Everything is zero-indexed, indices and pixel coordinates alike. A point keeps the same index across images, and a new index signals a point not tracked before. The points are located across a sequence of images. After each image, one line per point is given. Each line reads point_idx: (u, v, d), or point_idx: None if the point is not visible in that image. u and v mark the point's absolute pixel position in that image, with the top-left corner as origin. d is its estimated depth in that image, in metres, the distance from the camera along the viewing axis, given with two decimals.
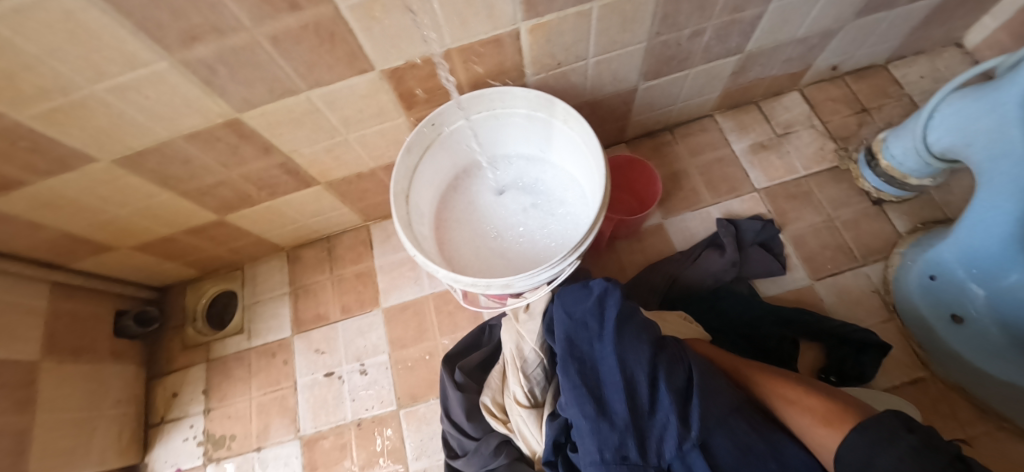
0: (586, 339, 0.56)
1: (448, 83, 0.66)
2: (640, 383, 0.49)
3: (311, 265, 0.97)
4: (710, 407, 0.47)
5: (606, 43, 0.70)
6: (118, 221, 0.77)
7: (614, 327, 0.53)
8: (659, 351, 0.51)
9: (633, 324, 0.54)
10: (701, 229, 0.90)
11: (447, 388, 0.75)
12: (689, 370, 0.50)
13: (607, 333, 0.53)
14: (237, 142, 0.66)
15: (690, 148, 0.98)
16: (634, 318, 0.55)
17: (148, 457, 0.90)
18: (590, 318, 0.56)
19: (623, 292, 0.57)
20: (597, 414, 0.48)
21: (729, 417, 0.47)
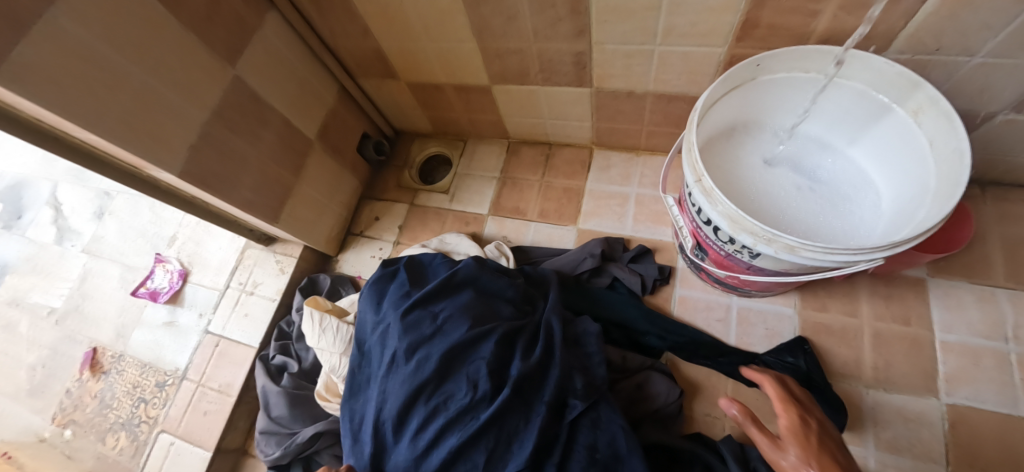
0: (414, 357, 0.61)
1: (803, 26, 0.60)
2: (457, 423, 0.56)
3: (526, 163, 1.02)
4: (506, 426, 0.56)
5: (1015, 44, 0.57)
6: (415, 54, 0.86)
7: (450, 345, 0.60)
8: (480, 367, 0.59)
9: (464, 341, 0.61)
10: (975, 306, 0.74)
11: (272, 394, 0.81)
12: (488, 429, 0.55)
13: (441, 347, 0.60)
14: (564, 15, 0.68)
15: (999, 214, 0.79)
16: (464, 335, 0.61)
17: (340, 256, 1.05)
18: (426, 332, 0.62)
19: (463, 313, 0.64)
20: (422, 431, 0.56)
21: (511, 429, 0.56)
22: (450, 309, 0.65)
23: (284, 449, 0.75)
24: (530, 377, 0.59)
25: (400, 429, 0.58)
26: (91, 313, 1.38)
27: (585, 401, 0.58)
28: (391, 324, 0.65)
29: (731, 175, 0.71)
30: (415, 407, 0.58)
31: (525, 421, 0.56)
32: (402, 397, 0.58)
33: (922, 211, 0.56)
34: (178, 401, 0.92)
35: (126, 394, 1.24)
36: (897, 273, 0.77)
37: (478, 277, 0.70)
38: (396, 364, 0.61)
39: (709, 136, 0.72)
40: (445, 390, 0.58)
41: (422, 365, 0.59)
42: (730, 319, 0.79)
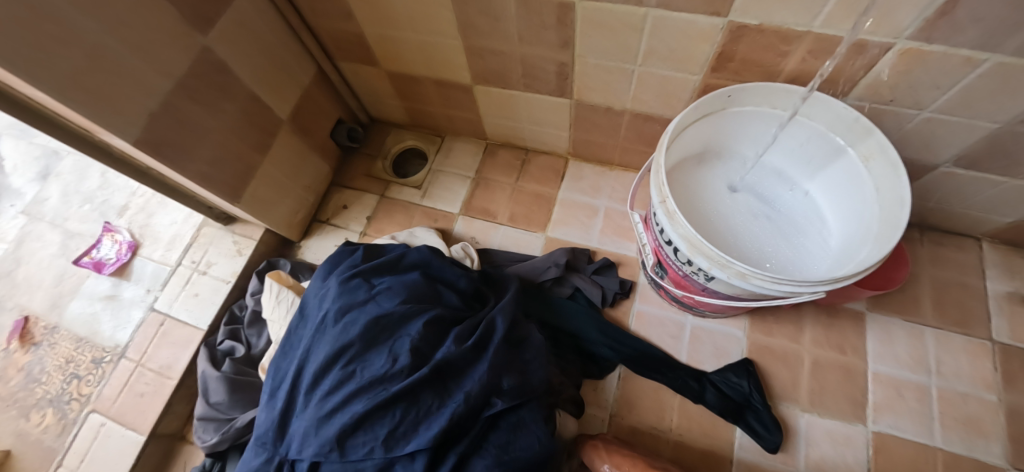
0: (346, 322, 0.59)
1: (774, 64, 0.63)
2: (366, 387, 0.53)
3: (502, 166, 1.02)
4: (415, 409, 0.53)
5: (958, 104, 0.61)
6: (398, 46, 0.84)
7: (382, 318, 0.58)
8: (406, 348, 0.57)
9: (398, 316, 0.59)
10: (905, 341, 0.79)
11: (212, 378, 0.78)
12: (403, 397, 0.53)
13: (373, 313, 0.59)
14: (550, 25, 0.69)
15: (932, 258, 0.86)
16: (399, 309, 0.60)
17: (302, 242, 1.02)
18: (365, 300, 0.61)
19: (404, 293, 0.63)
20: (327, 394, 0.54)
21: (418, 414, 0.53)
22: (390, 283, 0.65)
23: (221, 435, 0.72)
24: (454, 362, 0.57)
25: (311, 391, 0.55)
26: (25, 280, 1.29)
27: (508, 400, 0.56)
28: (330, 288, 0.65)
29: (696, 198, 0.74)
30: (332, 369, 0.56)
31: (438, 404, 0.54)
32: (321, 356, 0.56)
33: (865, 251, 0.59)
34: (113, 380, 0.87)
35: (57, 369, 1.16)
36: (839, 305, 0.82)
37: (431, 260, 0.71)
38: (326, 326, 0.60)
39: (679, 160, 0.74)
40: (365, 356, 0.57)
41: (349, 329, 0.58)
42: (682, 337, 0.82)
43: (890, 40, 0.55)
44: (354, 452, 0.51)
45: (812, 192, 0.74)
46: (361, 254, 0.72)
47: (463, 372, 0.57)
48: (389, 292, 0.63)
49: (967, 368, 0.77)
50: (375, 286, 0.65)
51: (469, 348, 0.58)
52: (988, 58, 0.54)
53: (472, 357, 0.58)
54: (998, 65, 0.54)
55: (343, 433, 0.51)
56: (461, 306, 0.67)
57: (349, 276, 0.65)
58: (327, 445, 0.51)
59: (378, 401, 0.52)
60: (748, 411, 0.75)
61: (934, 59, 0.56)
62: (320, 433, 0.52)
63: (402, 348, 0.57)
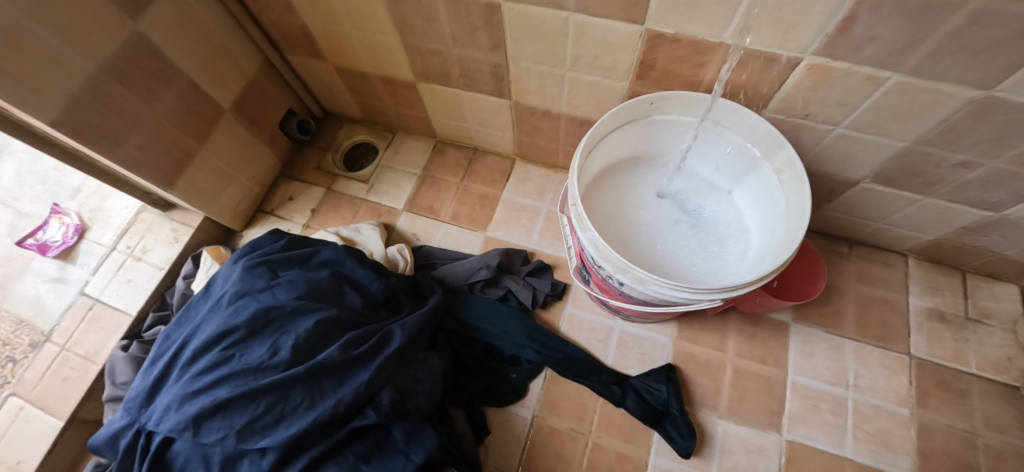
0: (236, 309, 0.59)
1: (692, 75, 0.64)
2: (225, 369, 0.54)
3: (449, 164, 1.02)
4: (278, 407, 0.53)
5: (868, 121, 0.63)
6: (340, 40, 0.84)
7: (270, 313, 0.58)
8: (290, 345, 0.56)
9: (286, 314, 0.59)
10: (825, 354, 0.81)
11: (120, 360, 0.75)
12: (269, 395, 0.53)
13: (265, 304, 0.59)
14: (479, 25, 0.69)
15: (859, 273, 0.87)
16: (290, 306, 0.59)
17: (245, 233, 1.01)
18: (264, 291, 0.61)
19: (302, 288, 0.62)
20: (194, 378, 0.54)
21: (280, 414, 0.53)
22: (294, 275, 0.64)
23: None
24: (335, 366, 0.57)
25: (187, 366, 0.56)
26: None
27: (381, 415, 0.57)
28: (236, 271, 0.64)
29: (621, 203, 0.74)
30: (213, 349, 0.56)
31: (305, 406, 0.54)
32: (206, 335, 0.57)
33: (768, 261, 0.61)
34: (36, 364, 0.86)
35: None
36: (764, 315, 0.83)
37: (344, 260, 0.70)
38: (221, 307, 0.61)
39: (607, 165, 0.75)
40: (247, 343, 0.57)
41: (237, 314, 0.58)
42: (610, 341, 0.83)
43: (797, 56, 0.56)
44: (199, 434, 0.51)
45: (737, 201, 0.74)
46: (281, 243, 0.70)
47: (341, 379, 0.57)
48: (290, 287, 0.62)
49: (882, 382, 0.78)
50: (279, 277, 0.64)
51: (353, 356, 0.58)
52: (889, 77, 0.55)
53: (357, 364, 0.59)
54: (898, 85, 0.56)
55: (201, 415, 0.51)
56: (363, 310, 0.66)
57: (255, 262, 0.64)
58: (182, 423, 0.51)
59: (243, 390, 0.52)
60: (665, 417, 0.75)
61: (839, 76, 0.57)
62: (181, 409, 0.53)
63: (283, 344, 0.57)
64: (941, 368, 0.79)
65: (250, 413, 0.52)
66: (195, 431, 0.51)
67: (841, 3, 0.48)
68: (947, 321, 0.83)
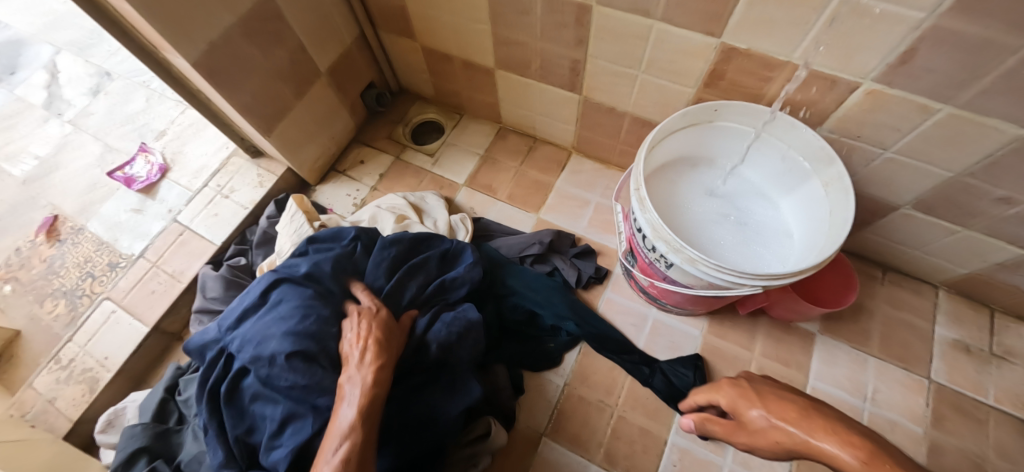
0: (313, 258, 0.72)
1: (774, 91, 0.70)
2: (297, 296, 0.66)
3: (510, 149, 1.11)
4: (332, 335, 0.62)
5: (917, 148, 0.68)
6: (434, 23, 0.94)
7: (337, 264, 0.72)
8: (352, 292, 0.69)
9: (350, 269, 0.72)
10: (847, 366, 0.85)
11: (210, 279, 0.85)
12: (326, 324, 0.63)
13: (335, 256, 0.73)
14: (568, 23, 0.77)
15: (888, 297, 0.92)
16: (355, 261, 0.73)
17: (317, 187, 1.11)
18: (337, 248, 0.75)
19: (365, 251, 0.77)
20: (272, 304, 0.66)
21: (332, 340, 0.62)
22: (364, 240, 0.78)
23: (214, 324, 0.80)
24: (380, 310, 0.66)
25: (267, 295, 0.68)
26: (58, 181, 1.38)
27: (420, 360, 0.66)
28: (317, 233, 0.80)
29: (676, 197, 0.81)
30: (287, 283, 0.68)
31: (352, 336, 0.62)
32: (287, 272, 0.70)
33: (809, 262, 0.66)
34: (129, 275, 0.96)
35: (76, 265, 1.26)
36: (792, 323, 0.89)
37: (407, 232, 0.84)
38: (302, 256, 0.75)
39: (665, 162, 0.82)
40: (317, 283, 0.69)
41: (314, 260, 0.72)
42: (643, 327, 0.89)
43: (858, 80, 0.63)
44: (266, 343, 0.61)
45: (782, 209, 0.80)
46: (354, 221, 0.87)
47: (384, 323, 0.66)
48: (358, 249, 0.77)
49: (900, 400, 0.83)
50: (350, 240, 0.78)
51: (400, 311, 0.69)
52: (942, 108, 0.61)
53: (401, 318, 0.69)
54: (950, 116, 0.61)
55: (272, 328, 0.62)
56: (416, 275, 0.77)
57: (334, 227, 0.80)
58: (258, 335, 0.62)
59: (308, 314, 0.63)
60: (689, 402, 0.81)
61: (895, 102, 0.63)
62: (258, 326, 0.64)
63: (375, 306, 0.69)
64: (961, 395, 0.83)
65: (308, 335, 0.61)
66: (263, 342, 0.61)
67: (905, 37, 0.55)
68: (972, 353, 0.86)
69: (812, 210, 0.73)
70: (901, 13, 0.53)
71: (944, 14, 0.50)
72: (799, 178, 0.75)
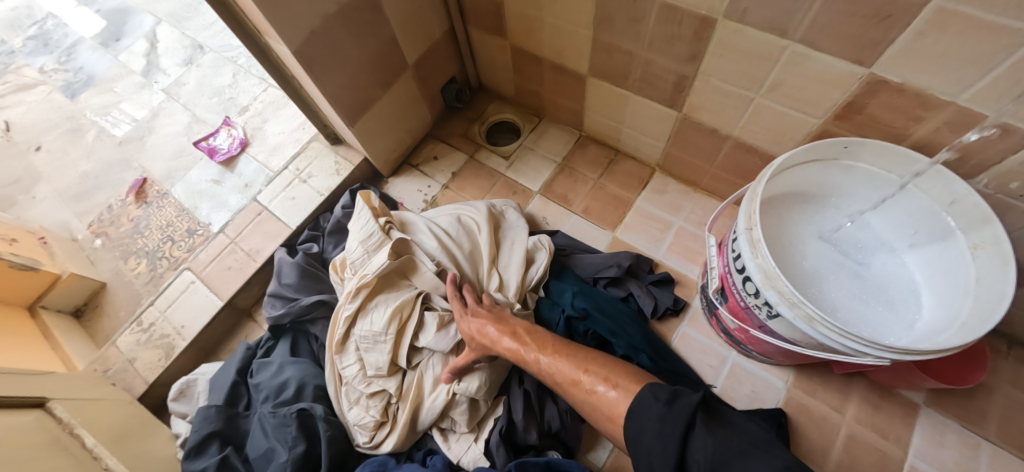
0: None
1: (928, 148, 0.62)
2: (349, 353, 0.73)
3: (589, 159, 1.06)
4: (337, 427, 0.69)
5: None
6: (530, 23, 0.89)
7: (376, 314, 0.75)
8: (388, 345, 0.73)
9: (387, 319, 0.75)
10: (956, 449, 0.75)
11: (286, 265, 0.86)
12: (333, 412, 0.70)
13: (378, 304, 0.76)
14: (684, 36, 0.71)
15: (1015, 376, 0.80)
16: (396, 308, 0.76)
17: (390, 179, 1.11)
18: None
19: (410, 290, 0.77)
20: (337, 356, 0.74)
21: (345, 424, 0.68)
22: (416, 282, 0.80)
23: (286, 310, 0.81)
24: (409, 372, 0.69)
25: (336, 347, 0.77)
26: (150, 145, 1.46)
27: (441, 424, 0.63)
28: None
29: (782, 237, 0.73)
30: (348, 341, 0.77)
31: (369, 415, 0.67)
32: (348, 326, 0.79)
33: (945, 335, 0.58)
34: (210, 249, 1.00)
35: (159, 228, 1.33)
36: (893, 389, 0.79)
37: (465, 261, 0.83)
38: None
39: (773, 196, 0.75)
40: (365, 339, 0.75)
41: None
42: (721, 370, 0.82)
43: None
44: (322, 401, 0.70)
45: (908, 264, 0.70)
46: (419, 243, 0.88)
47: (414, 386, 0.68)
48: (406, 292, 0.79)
49: None
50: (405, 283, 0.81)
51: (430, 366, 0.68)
52: None
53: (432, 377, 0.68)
54: None
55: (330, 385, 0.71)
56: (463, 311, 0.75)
57: None
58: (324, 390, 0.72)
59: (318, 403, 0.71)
60: None
61: None
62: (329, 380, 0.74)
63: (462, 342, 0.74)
64: None
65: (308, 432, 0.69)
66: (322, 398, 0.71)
67: None
68: None
69: (951, 272, 0.64)
70: None
71: None
72: (937, 233, 0.66)
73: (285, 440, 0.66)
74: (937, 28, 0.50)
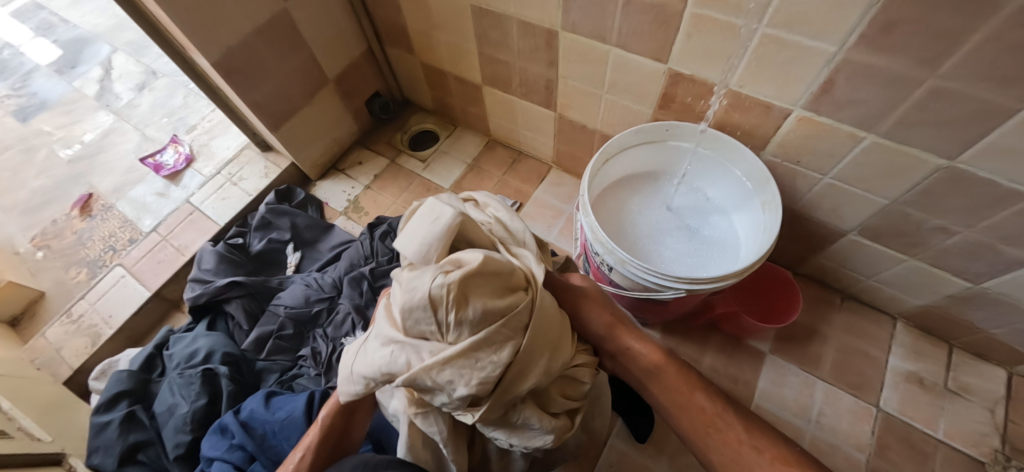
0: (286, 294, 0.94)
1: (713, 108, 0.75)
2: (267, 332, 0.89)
3: (495, 159, 1.19)
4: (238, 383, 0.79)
5: (853, 175, 0.72)
6: (432, 41, 1.05)
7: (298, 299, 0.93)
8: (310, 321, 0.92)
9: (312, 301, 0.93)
10: (794, 388, 0.88)
11: (207, 253, 0.97)
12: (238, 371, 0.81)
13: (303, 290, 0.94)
14: (541, 46, 0.87)
15: (847, 326, 0.94)
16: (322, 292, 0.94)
17: (317, 182, 1.22)
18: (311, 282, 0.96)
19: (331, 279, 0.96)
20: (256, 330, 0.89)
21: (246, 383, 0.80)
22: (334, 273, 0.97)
23: (202, 290, 0.90)
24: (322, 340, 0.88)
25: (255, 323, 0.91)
26: (99, 164, 1.54)
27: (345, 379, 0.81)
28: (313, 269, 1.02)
29: (633, 206, 0.88)
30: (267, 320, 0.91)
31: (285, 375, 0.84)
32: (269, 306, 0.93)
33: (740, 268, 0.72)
34: (140, 247, 1.08)
35: (101, 239, 1.39)
36: (744, 340, 0.92)
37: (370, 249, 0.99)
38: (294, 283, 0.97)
39: (625, 174, 0.89)
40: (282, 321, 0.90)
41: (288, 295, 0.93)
42: None
43: (789, 107, 0.69)
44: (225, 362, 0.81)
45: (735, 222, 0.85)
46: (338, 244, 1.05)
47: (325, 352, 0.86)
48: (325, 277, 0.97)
49: (846, 426, 0.84)
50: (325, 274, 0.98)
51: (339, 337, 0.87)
52: (868, 136, 0.66)
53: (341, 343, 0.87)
54: (875, 143, 0.66)
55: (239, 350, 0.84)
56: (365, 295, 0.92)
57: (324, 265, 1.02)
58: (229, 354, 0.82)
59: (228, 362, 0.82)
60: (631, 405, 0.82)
61: (827, 130, 0.69)
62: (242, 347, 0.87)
63: None
64: (910, 427, 0.84)
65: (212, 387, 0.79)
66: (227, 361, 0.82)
67: (825, 66, 0.62)
68: (925, 386, 0.87)
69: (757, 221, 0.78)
70: (816, 46, 0.60)
71: (851, 48, 0.58)
72: (747, 191, 0.80)
73: (188, 395, 0.75)
74: (698, 29, 0.67)
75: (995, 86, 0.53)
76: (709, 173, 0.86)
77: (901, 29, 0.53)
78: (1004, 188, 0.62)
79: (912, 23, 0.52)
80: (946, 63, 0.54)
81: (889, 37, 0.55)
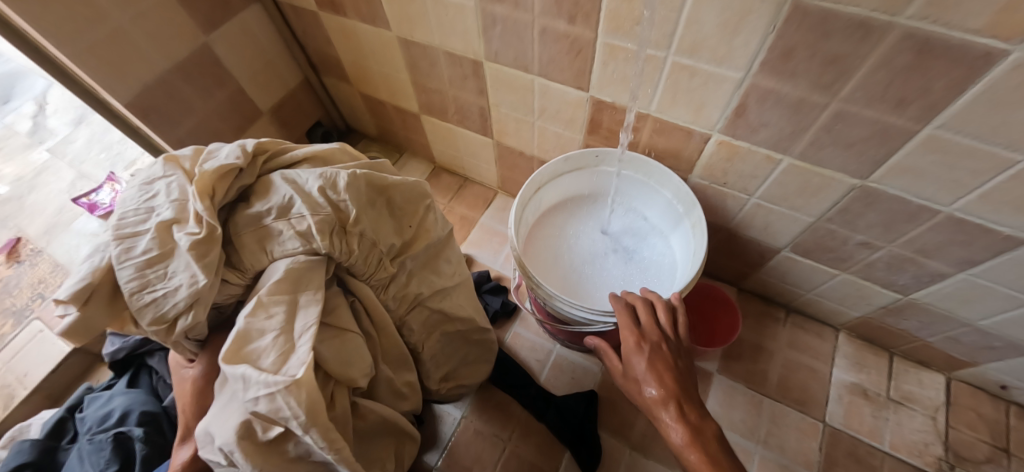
0: None
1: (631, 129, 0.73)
2: None
3: (441, 186, 1.17)
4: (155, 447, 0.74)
5: (776, 195, 0.72)
6: (365, 71, 1.03)
7: None
8: None
9: None
10: (742, 407, 0.87)
11: None
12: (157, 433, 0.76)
13: None
14: (469, 75, 0.86)
15: (791, 340, 0.94)
16: None
17: None
18: None
19: None
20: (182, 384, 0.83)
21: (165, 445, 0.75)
22: None
23: (121, 343, 0.84)
24: None
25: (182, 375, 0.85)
26: (29, 205, 1.46)
27: None
28: None
29: (568, 234, 0.87)
30: None
31: None
32: None
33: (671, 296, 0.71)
34: None
35: (29, 286, 1.31)
36: (691, 362, 0.92)
37: None
38: None
39: (560, 201, 0.89)
40: None
41: None
42: (546, 361, 0.92)
43: (708, 131, 0.69)
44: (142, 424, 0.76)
45: (670, 245, 0.84)
46: None
47: None
48: None
49: (794, 444, 0.84)
50: None
51: None
52: (783, 159, 0.66)
53: None
54: (792, 166, 0.66)
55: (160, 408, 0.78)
56: None
57: None
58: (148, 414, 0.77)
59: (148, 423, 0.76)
60: (579, 443, 0.81)
61: (745, 153, 0.69)
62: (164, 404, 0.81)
63: None
64: (857, 441, 0.84)
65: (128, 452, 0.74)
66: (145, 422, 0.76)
67: (734, 92, 0.61)
68: (869, 397, 0.88)
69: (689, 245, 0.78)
70: (723, 72, 0.59)
71: (755, 75, 0.58)
72: (679, 214, 0.80)
73: (98, 464, 0.70)
74: (611, 57, 0.66)
75: (891, 108, 0.53)
76: (643, 196, 0.85)
77: (797, 57, 0.53)
78: (915, 205, 0.63)
79: (806, 50, 0.52)
80: (844, 89, 0.54)
81: (787, 64, 0.54)
